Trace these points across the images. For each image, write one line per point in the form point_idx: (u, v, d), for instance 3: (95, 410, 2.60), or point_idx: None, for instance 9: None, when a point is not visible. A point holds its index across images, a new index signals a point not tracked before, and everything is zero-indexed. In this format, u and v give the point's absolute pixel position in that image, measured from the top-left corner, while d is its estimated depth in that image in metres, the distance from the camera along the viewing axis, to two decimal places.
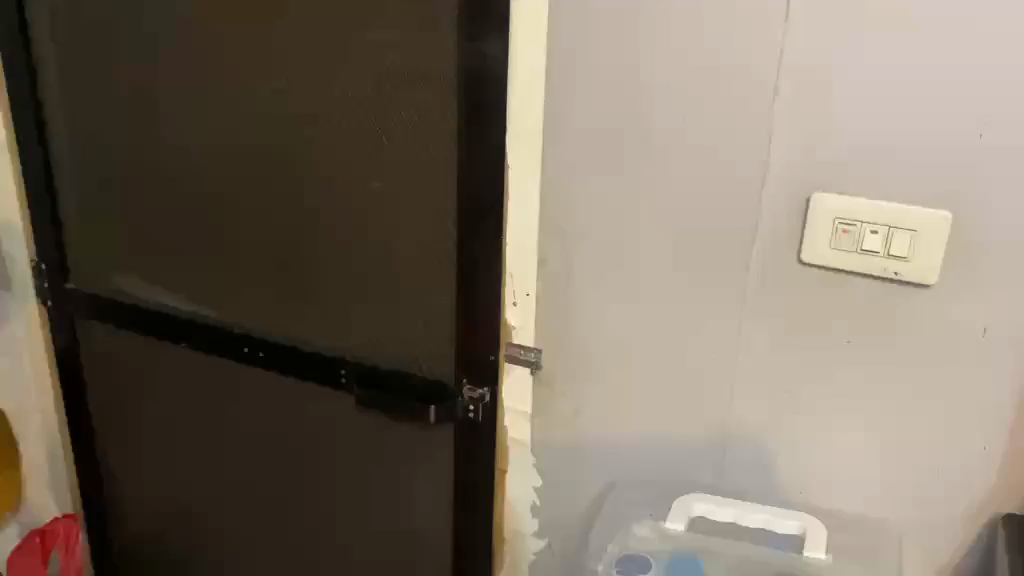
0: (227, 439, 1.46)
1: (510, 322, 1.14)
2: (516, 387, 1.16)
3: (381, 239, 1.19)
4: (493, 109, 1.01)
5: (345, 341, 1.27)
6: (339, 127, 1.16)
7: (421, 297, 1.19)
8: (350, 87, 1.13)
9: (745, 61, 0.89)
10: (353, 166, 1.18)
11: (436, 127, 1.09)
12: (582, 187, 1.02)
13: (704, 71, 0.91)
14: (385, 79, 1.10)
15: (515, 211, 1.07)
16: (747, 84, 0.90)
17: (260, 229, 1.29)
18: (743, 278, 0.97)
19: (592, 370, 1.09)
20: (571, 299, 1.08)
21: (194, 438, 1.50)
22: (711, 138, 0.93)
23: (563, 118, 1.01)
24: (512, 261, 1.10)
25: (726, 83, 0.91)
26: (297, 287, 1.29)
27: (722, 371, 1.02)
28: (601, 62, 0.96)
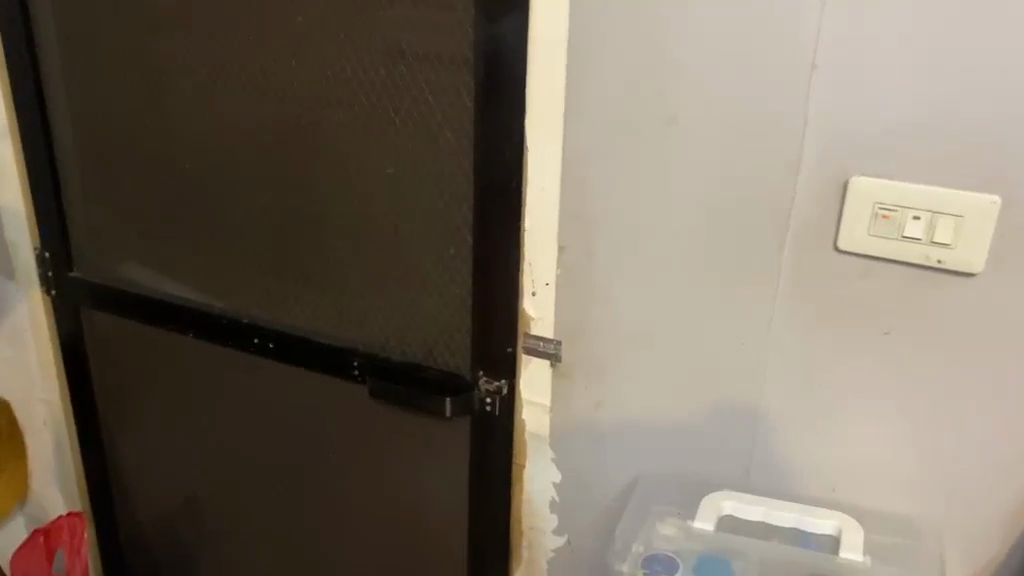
0: (236, 430, 1.43)
1: (529, 313, 1.09)
2: (534, 380, 1.12)
3: (393, 227, 1.15)
4: (511, 90, 0.97)
5: (356, 332, 1.23)
6: (349, 111, 1.12)
7: (435, 287, 1.15)
8: (361, 69, 1.09)
9: (779, 39, 0.84)
10: (364, 150, 1.13)
11: (450, 111, 1.05)
12: (604, 172, 0.97)
13: (735, 49, 0.86)
14: (398, 61, 1.06)
15: (533, 196, 1.03)
16: (781, 63, 0.85)
17: (268, 216, 1.25)
18: (776, 266, 0.92)
19: (614, 363, 1.05)
20: (592, 290, 1.03)
21: (203, 430, 1.47)
22: (742, 120, 0.88)
23: (584, 99, 0.96)
24: (531, 250, 1.05)
25: (759, 60, 0.86)
26: (306, 276, 1.25)
27: (751, 363, 0.98)
28: (624, 41, 0.91)
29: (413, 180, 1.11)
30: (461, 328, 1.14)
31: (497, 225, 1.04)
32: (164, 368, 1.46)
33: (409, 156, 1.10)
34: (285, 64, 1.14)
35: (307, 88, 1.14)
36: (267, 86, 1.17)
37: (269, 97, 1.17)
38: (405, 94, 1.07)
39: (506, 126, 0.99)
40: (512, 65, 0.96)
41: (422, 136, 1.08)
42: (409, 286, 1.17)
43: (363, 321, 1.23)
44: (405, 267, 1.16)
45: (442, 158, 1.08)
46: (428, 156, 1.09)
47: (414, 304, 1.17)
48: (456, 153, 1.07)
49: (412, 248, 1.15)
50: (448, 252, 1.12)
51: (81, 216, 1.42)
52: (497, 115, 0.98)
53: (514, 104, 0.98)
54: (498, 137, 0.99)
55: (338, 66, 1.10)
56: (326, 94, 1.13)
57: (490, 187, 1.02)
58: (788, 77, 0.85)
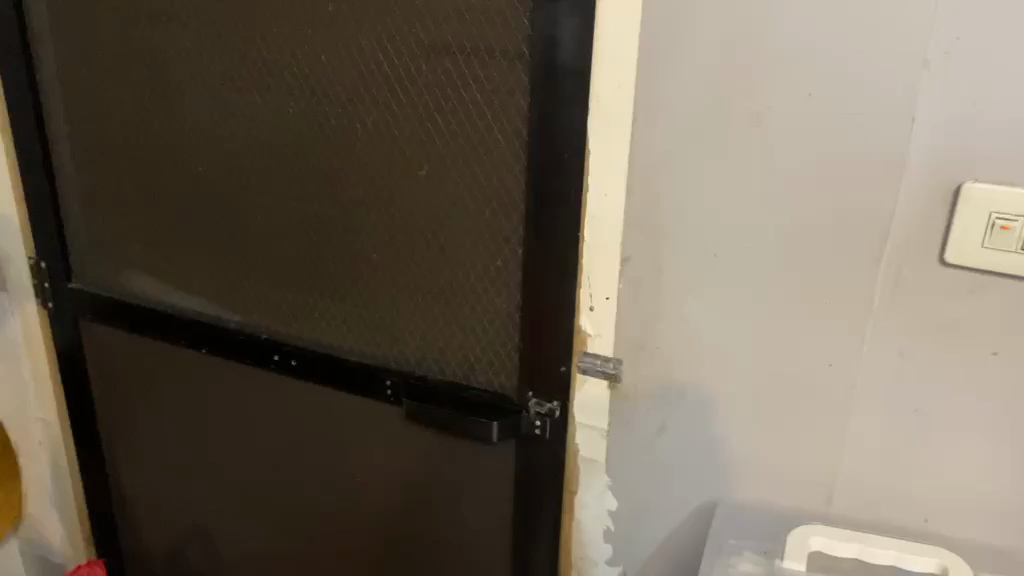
0: (253, 452, 1.33)
1: (586, 331, 1.00)
2: (591, 400, 1.03)
3: (432, 236, 1.05)
4: (573, 87, 0.88)
5: (388, 348, 1.14)
6: (383, 109, 1.02)
7: (478, 301, 1.06)
8: (399, 63, 0.99)
9: (887, 29, 0.76)
10: (399, 151, 1.03)
11: (500, 109, 0.95)
12: (676, 177, 0.88)
13: (836, 40, 0.77)
14: (441, 53, 0.96)
15: (595, 202, 0.94)
16: (889, 55, 0.76)
17: (288, 222, 1.15)
18: (871, 280, 0.84)
19: (682, 383, 0.96)
20: (659, 305, 0.94)
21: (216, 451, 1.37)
22: (840, 121, 0.80)
23: (656, 97, 0.87)
24: (590, 262, 0.97)
25: (863, 58, 0.77)
26: (331, 287, 1.15)
27: (839, 384, 0.89)
28: (705, 32, 0.82)
29: (456, 185, 1.01)
30: (507, 345, 1.05)
31: (555, 232, 0.95)
32: (174, 386, 1.35)
33: (451, 158, 1.00)
34: (313, 57, 1.04)
35: (337, 84, 1.04)
36: (291, 82, 1.07)
37: (294, 93, 1.07)
38: (448, 91, 0.97)
39: (566, 127, 0.90)
40: (574, 61, 0.87)
41: (467, 138, 0.98)
42: (448, 300, 1.07)
43: (395, 337, 1.13)
44: (445, 279, 1.06)
45: (489, 161, 0.98)
46: (474, 159, 0.99)
47: (453, 319, 1.08)
48: (506, 155, 0.97)
49: (453, 259, 1.05)
50: (493, 263, 1.03)
51: (82, 222, 1.31)
52: (554, 116, 0.89)
53: (576, 105, 0.89)
54: (557, 139, 0.90)
55: (373, 60, 1.00)
56: (359, 90, 1.03)
57: (546, 194, 0.93)
58: (897, 70, 0.76)
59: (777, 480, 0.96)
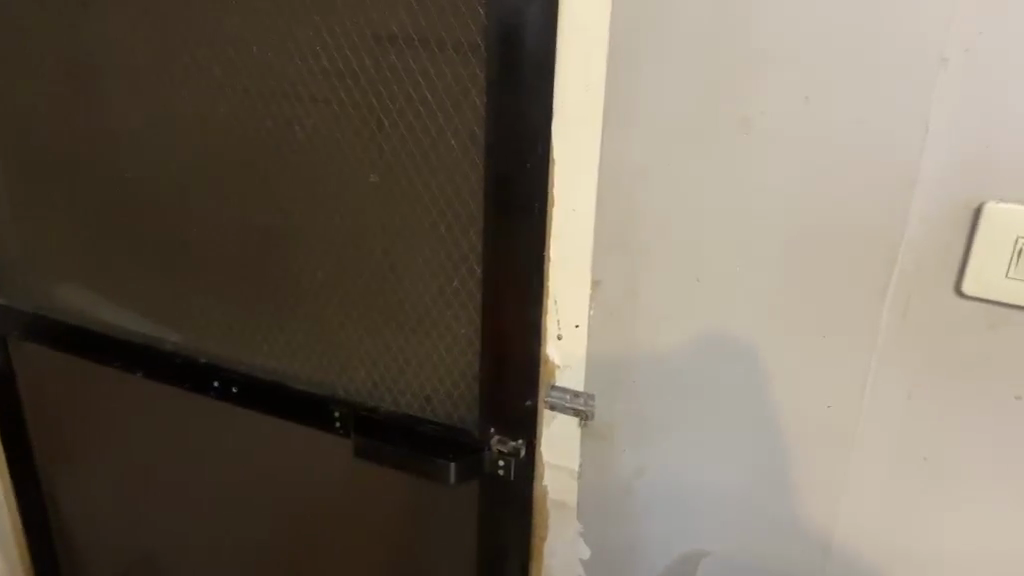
0: (199, 481, 1.22)
1: (553, 360, 0.89)
2: (560, 438, 0.92)
3: (382, 253, 0.94)
4: (534, 87, 0.76)
5: (338, 375, 1.03)
6: (325, 110, 0.90)
7: (433, 326, 0.94)
8: (341, 58, 0.87)
9: (897, 20, 0.64)
10: (344, 157, 0.92)
11: (454, 111, 0.83)
12: (653, 191, 0.77)
13: (837, 31, 0.66)
14: (387, 47, 0.84)
15: (561, 218, 0.82)
16: (899, 51, 0.65)
17: (224, 235, 1.03)
18: (876, 310, 0.73)
19: (660, 421, 0.85)
20: (634, 336, 0.83)
21: (160, 479, 1.26)
22: (842, 127, 0.68)
23: (629, 99, 0.75)
24: (557, 286, 0.85)
25: (869, 55, 0.66)
26: (273, 307, 1.04)
27: (839, 427, 0.78)
28: (684, 23, 0.70)
29: (406, 196, 0.90)
30: (467, 374, 0.94)
31: (516, 251, 0.83)
32: (111, 410, 1.24)
33: (401, 165, 0.89)
34: (245, 50, 0.92)
35: (274, 82, 0.92)
36: (224, 78, 0.95)
37: (226, 91, 0.95)
38: (396, 91, 0.86)
39: (527, 134, 0.78)
40: (536, 57, 0.75)
41: (418, 143, 0.87)
42: (401, 324, 0.96)
43: (345, 363, 1.02)
44: (398, 300, 0.95)
45: (443, 169, 0.86)
46: (426, 167, 0.87)
47: (406, 345, 0.97)
48: (461, 163, 0.85)
49: (405, 278, 0.94)
50: (450, 283, 0.91)
51: (6, 230, 1.19)
52: (514, 121, 0.78)
53: (540, 108, 0.77)
54: (519, 147, 0.79)
55: (311, 54, 0.89)
56: (298, 87, 0.91)
57: (507, 208, 0.82)
58: (908, 70, 0.65)
59: (767, 531, 0.86)
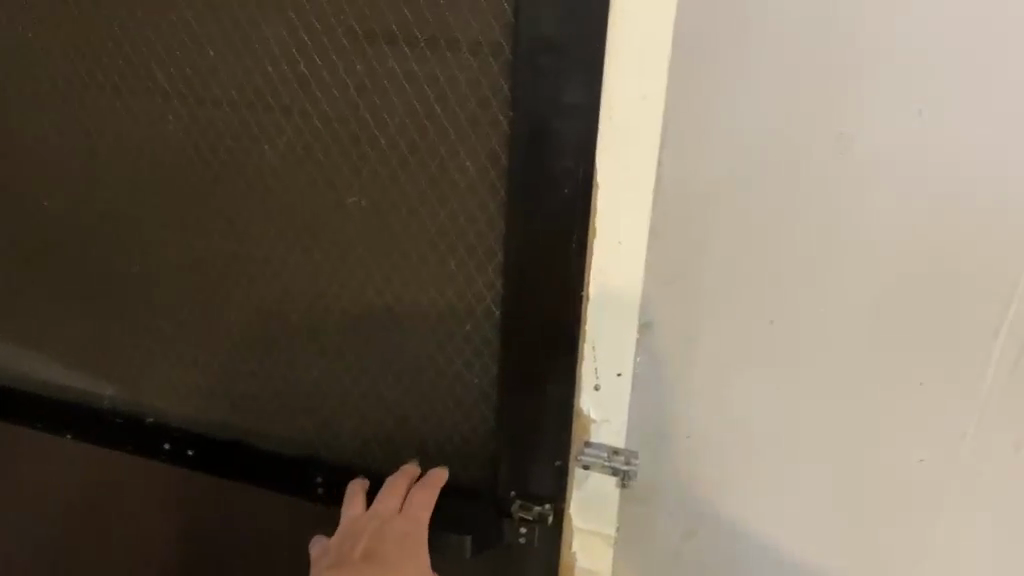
0: (131, 568, 1.02)
1: (588, 416, 0.75)
2: (592, 501, 0.78)
3: (376, 293, 0.80)
4: (575, 99, 0.64)
5: (317, 432, 0.88)
6: (302, 124, 0.76)
7: (438, 375, 0.81)
8: (323, 61, 0.72)
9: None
10: (326, 179, 0.77)
11: (470, 126, 0.70)
12: (721, 219, 0.65)
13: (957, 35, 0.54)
14: (382, 48, 0.70)
15: (603, 253, 0.68)
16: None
17: (173, 272, 0.87)
18: (986, 355, 0.62)
19: (714, 479, 0.74)
20: (687, 383, 0.72)
21: (83, 565, 1.06)
22: (962, 147, 0.56)
23: (699, 109, 0.62)
24: (595, 332, 0.71)
25: (1007, 64, 0.53)
26: (237, 356, 0.88)
27: (929, 485, 0.68)
28: (770, 23, 0.58)
29: (407, 226, 0.76)
30: (479, 430, 0.81)
31: (547, 290, 0.72)
32: (20, 483, 1.03)
33: (399, 189, 0.75)
34: (197, 52, 0.76)
35: (235, 90, 0.76)
36: (170, 84, 0.78)
37: (173, 101, 0.79)
38: (394, 101, 0.72)
39: (565, 155, 0.66)
40: (576, 64, 0.63)
41: (422, 165, 0.73)
42: (399, 373, 0.83)
43: (327, 418, 0.87)
44: (395, 345, 0.82)
45: (454, 196, 0.73)
46: (432, 193, 0.74)
47: (406, 397, 0.83)
48: (478, 188, 0.72)
49: (405, 320, 0.80)
50: (461, 326, 0.78)
51: None
52: (546, 142, 0.67)
53: (581, 127, 0.65)
54: (551, 173, 0.67)
55: (284, 57, 0.73)
56: (267, 98, 0.75)
57: (538, 241, 0.70)
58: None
59: None
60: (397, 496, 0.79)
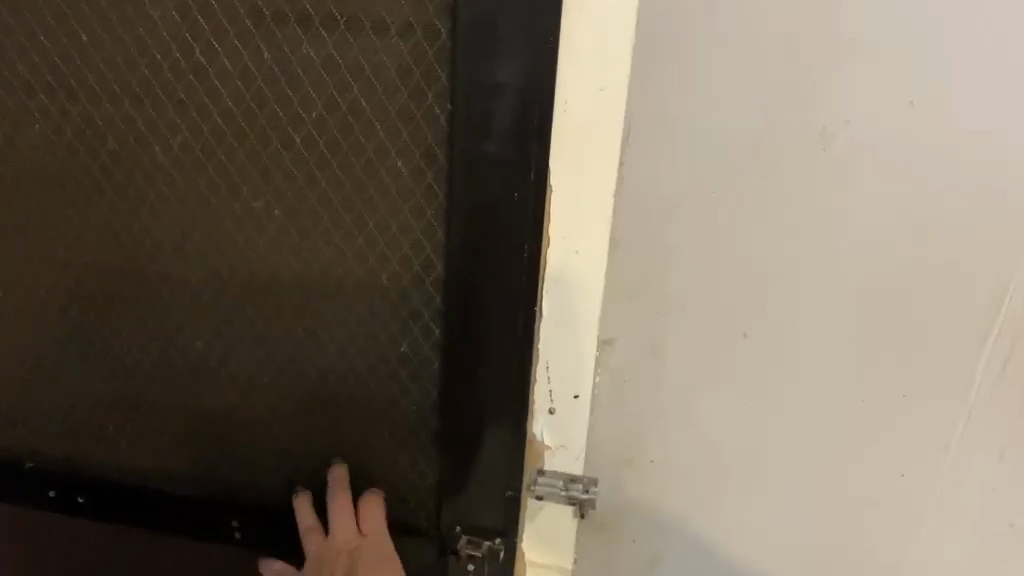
0: None
1: (541, 442, 0.68)
2: (546, 532, 0.71)
3: (295, 313, 0.71)
4: (527, 94, 0.55)
5: (230, 471, 0.78)
6: (200, 122, 0.65)
7: (368, 402, 0.72)
8: (224, 47, 0.62)
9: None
10: (233, 183, 0.67)
11: (401, 121, 0.61)
12: (688, 226, 0.58)
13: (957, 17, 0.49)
14: (294, 31, 0.60)
15: (559, 263, 0.61)
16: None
17: (55, 295, 0.75)
18: (974, 361, 0.58)
19: (681, 505, 0.68)
20: (652, 406, 0.65)
21: None
22: (951, 141, 0.52)
23: (665, 101, 0.55)
24: (549, 349, 0.64)
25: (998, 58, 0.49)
26: (133, 388, 0.77)
27: (912, 499, 0.64)
28: (750, 7, 0.51)
29: (329, 237, 0.67)
30: (416, 461, 0.73)
31: (494, 306, 0.63)
32: None
33: (320, 193, 0.65)
34: (68, 36, 0.64)
35: (115, 83, 0.64)
36: (34, 76, 0.66)
37: (40, 96, 0.67)
38: (311, 93, 0.62)
39: (514, 156, 0.57)
40: (525, 52, 0.54)
41: (346, 167, 0.64)
42: (323, 402, 0.73)
43: (242, 455, 0.77)
44: (318, 371, 0.72)
45: (384, 202, 0.64)
46: (357, 199, 0.65)
47: (331, 425, 0.74)
48: (411, 194, 0.63)
49: (331, 343, 0.71)
50: (395, 346, 0.69)
51: None
52: (488, 143, 0.58)
53: (532, 127, 0.56)
54: (496, 178, 0.58)
55: (175, 43, 0.62)
56: (156, 91, 0.64)
57: (484, 252, 0.61)
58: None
59: None
60: (349, 514, 0.72)
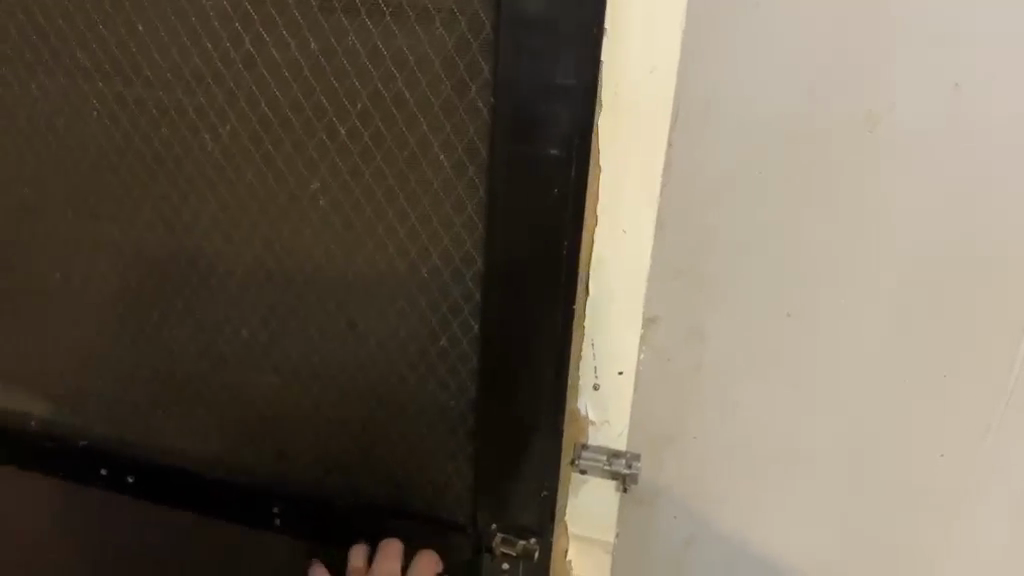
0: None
1: (585, 416, 0.70)
2: (589, 507, 0.74)
3: (340, 307, 0.73)
4: (568, 92, 0.56)
5: (274, 455, 0.81)
6: (249, 112, 0.68)
7: (410, 389, 0.74)
8: (274, 39, 0.64)
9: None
10: (282, 173, 0.70)
11: (444, 114, 0.63)
12: (731, 208, 0.60)
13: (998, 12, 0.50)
14: (342, 24, 0.62)
15: (606, 241, 0.63)
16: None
17: (114, 283, 0.79)
18: (1017, 345, 0.59)
19: (718, 483, 0.69)
20: (692, 385, 0.67)
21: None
22: (993, 130, 0.53)
23: (711, 83, 0.56)
24: (596, 325, 0.66)
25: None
26: (186, 373, 0.80)
27: (952, 483, 0.64)
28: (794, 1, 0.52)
29: (373, 229, 0.69)
30: (450, 446, 0.75)
31: (534, 303, 0.64)
32: None
33: (365, 184, 0.68)
34: (125, 28, 0.67)
35: (170, 73, 0.68)
36: (93, 64, 0.69)
37: (98, 85, 0.70)
38: (357, 85, 0.64)
39: (555, 152, 0.58)
40: (572, 49, 0.55)
41: (390, 159, 0.66)
42: (364, 392, 0.76)
43: (284, 441, 0.80)
44: (358, 362, 0.75)
45: (426, 195, 0.66)
46: (400, 190, 0.67)
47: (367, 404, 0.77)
48: (453, 186, 0.65)
49: (372, 338, 0.73)
50: (434, 341, 0.72)
51: None
52: (533, 140, 0.59)
53: (576, 125, 0.57)
54: (541, 175, 0.60)
55: (226, 33, 0.65)
56: (208, 82, 0.67)
57: (524, 249, 0.62)
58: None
59: None
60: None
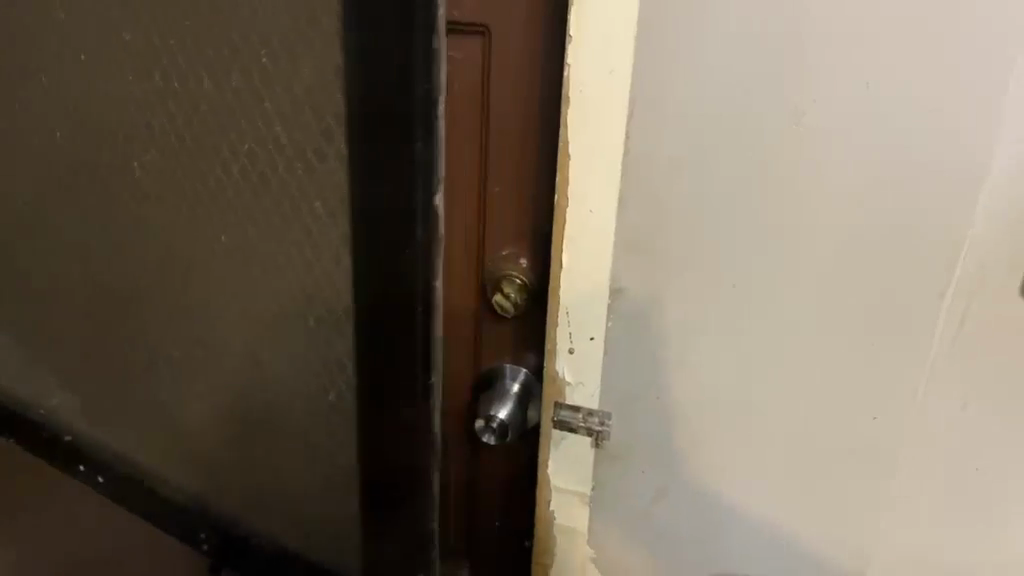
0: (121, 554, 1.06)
1: (562, 377, 0.78)
2: (567, 461, 0.81)
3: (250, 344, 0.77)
4: (408, 162, 0.55)
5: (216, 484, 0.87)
6: (171, 141, 0.71)
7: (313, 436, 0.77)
8: (179, 85, 0.68)
9: (983, 4, 0.57)
10: (190, 210, 0.73)
11: (313, 165, 0.62)
12: (683, 191, 0.69)
13: (902, 27, 0.59)
14: (226, 80, 0.64)
15: (576, 220, 0.70)
16: (985, 41, 0.58)
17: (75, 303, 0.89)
18: (937, 315, 0.67)
19: (682, 438, 0.78)
20: (656, 349, 0.75)
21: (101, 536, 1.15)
22: (899, 124, 0.62)
23: (662, 87, 0.65)
24: (569, 297, 0.74)
25: (945, 54, 0.59)
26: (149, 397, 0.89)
27: (886, 442, 0.72)
28: (727, 16, 0.62)
29: (274, 265, 0.71)
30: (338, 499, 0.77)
31: (393, 373, 0.65)
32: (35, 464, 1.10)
33: (262, 235, 0.70)
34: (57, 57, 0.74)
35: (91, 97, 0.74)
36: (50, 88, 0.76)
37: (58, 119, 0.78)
38: (244, 134, 0.66)
39: (400, 233, 0.58)
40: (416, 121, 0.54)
41: (275, 204, 0.67)
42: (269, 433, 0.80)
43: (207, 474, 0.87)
44: (271, 410, 0.79)
45: (309, 240, 0.66)
46: (290, 236, 0.68)
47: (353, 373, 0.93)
48: (328, 232, 0.64)
49: (281, 383, 0.77)
50: (326, 393, 0.73)
51: None
52: (401, 212, 0.58)
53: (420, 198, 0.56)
54: (391, 239, 0.59)
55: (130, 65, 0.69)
56: (129, 107, 0.72)
57: (383, 314, 0.62)
58: (993, 54, 0.58)
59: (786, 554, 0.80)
60: None
